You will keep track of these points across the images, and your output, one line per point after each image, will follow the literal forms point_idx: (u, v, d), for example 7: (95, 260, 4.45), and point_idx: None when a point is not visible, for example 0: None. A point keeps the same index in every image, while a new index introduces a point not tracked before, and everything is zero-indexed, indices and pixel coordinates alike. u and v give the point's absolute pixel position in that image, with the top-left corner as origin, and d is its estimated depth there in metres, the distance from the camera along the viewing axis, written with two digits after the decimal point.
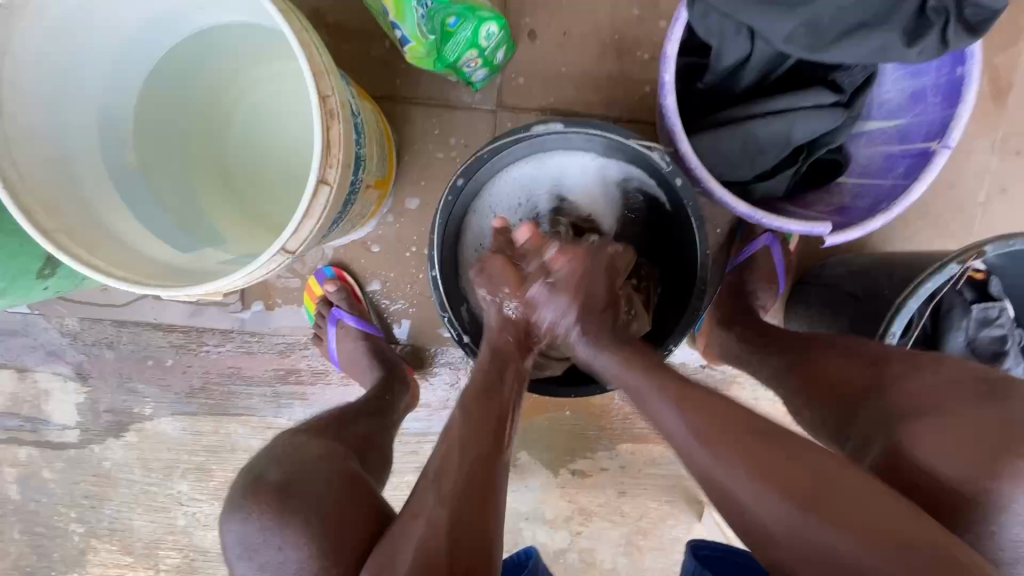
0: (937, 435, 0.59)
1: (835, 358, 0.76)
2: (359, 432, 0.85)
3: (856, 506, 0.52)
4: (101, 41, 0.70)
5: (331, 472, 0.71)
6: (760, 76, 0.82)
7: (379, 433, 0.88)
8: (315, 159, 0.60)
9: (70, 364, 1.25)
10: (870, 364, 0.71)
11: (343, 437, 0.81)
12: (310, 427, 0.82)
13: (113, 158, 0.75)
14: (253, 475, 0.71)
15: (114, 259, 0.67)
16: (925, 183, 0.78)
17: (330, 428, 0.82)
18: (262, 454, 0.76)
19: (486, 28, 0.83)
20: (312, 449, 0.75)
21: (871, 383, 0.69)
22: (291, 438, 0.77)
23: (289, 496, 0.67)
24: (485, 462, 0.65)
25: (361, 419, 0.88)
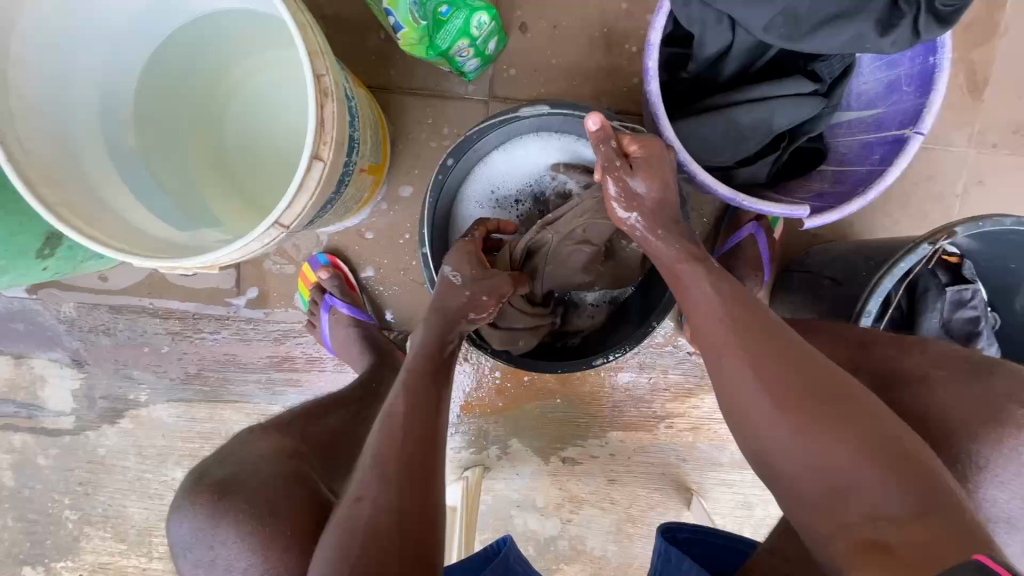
0: (927, 405, 0.66)
1: (823, 340, 0.79)
2: (326, 427, 0.86)
3: (883, 438, 0.56)
4: (102, 23, 0.73)
5: (276, 468, 0.73)
6: (742, 66, 0.85)
7: (352, 427, 0.89)
8: (309, 134, 0.63)
9: (66, 351, 1.27)
10: (856, 346, 0.75)
11: (305, 434, 0.83)
12: (272, 424, 0.84)
13: (112, 138, 0.77)
14: (198, 473, 0.75)
15: (112, 232, 0.68)
16: (900, 168, 0.81)
17: (293, 423, 0.84)
18: (215, 454, 0.78)
19: (478, 18, 0.86)
20: (260, 446, 0.78)
21: (860, 363, 0.74)
22: (244, 436, 0.81)
23: (227, 491, 0.70)
24: (422, 440, 0.65)
25: (334, 412, 0.90)
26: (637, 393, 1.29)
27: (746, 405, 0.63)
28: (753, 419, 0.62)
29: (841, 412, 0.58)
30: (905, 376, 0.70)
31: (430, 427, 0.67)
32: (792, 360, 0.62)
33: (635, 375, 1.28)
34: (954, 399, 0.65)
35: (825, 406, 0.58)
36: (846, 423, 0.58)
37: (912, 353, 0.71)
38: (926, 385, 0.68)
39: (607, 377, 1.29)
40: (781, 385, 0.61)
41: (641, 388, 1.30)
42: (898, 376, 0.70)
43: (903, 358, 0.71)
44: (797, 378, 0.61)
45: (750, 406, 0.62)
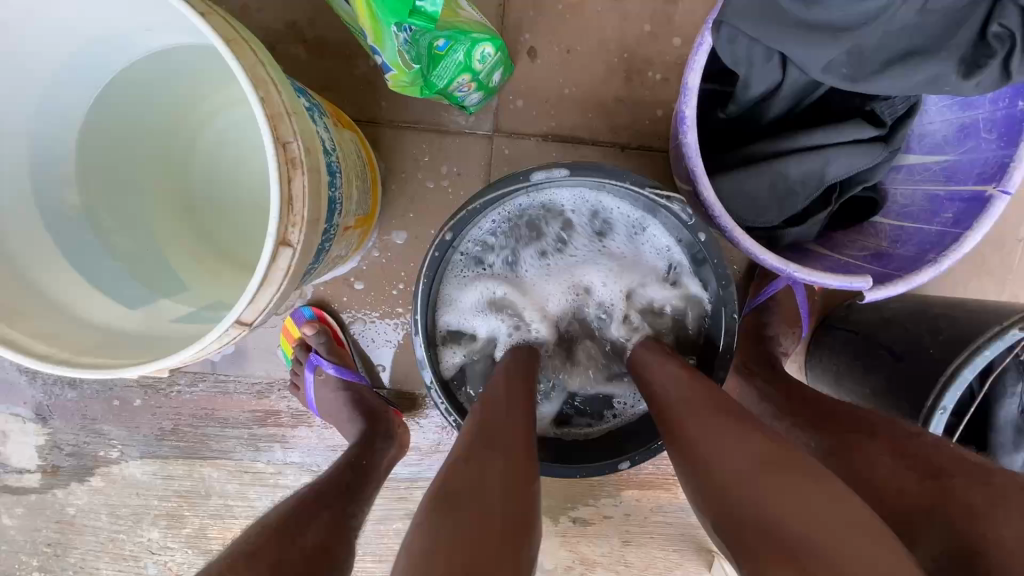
0: None
1: (883, 452, 0.66)
2: (313, 542, 0.65)
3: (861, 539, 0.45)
4: (27, 67, 0.60)
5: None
6: (790, 107, 0.73)
7: (336, 537, 0.69)
8: (273, 220, 0.50)
9: (29, 404, 1.16)
10: (927, 475, 0.61)
11: (277, 567, 0.59)
12: (233, 559, 0.59)
13: (49, 201, 0.65)
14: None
15: (41, 328, 0.57)
16: (982, 232, 0.68)
17: (266, 551, 0.61)
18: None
19: (481, 49, 0.74)
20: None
21: (938, 501, 0.58)
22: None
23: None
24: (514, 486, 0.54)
25: (315, 522, 0.69)
26: None
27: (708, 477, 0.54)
28: (720, 497, 0.52)
29: (812, 491, 0.49)
30: (996, 547, 0.51)
31: (511, 465, 0.56)
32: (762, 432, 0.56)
33: None
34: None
35: (790, 479, 0.50)
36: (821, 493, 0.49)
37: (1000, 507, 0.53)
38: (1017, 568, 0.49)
39: None
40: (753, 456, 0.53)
41: None
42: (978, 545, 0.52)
43: (989, 506, 0.54)
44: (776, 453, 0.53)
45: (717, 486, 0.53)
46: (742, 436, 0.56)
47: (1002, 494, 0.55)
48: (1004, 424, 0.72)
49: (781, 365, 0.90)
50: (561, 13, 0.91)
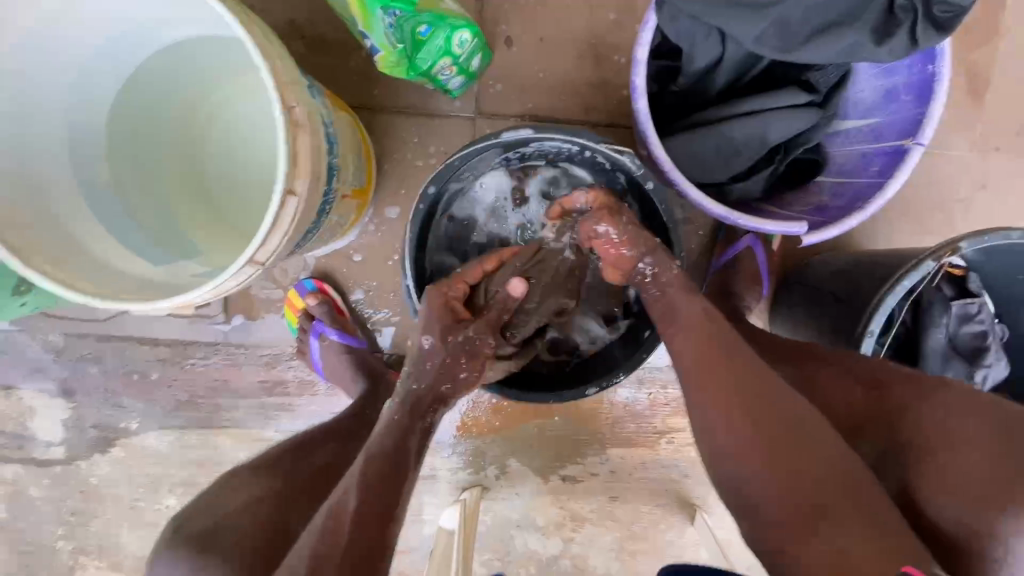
0: (940, 472, 0.61)
1: (833, 375, 0.76)
2: (317, 462, 0.84)
3: (826, 483, 0.60)
4: (67, 54, 0.70)
5: (248, 518, 0.72)
6: (734, 77, 0.82)
7: (342, 459, 0.86)
8: (281, 171, 0.60)
9: (55, 381, 1.25)
10: (870, 388, 0.72)
11: (291, 469, 0.81)
12: (260, 464, 0.81)
13: (84, 171, 0.75)
14: (174, 525, 0.72)
15: (81, 274, 0.66)
16: (899, 181, 0.78)
17: (280, 465, 0.81)
18: (194, 503, 0.76)
19: (459, 35, 0.83)
20: (239, 495, 0.76)
21: (880, 412, 0.70)
22: (225, 480, 0.79)
23: (207, 544, 0.68)
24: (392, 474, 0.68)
25: (322, 449, 0.86)
26: (635, 408, 1.27)
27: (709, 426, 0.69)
28: (717, 446, 0.68)
29: (798, 459, 0.62)
30: (922, 435, 0.65)
31: (407, 463, 0.70)
32: (758, 387, 0.69)
33: (634, 391, 1.26)
34: (973, 462, 0.60)
35: (786, 445, 0.63)
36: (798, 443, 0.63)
37: (926, 402, 0.66)
38: (937, 447, 0.63)
39: (606, 393, 1.26)
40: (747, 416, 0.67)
41: (641, 403, 1.27)
42: (912, 437, 0.65)
43: (918, 405, 0.67)
44: (771, 418, 0.66)
45: (717, 439, 0.68)
46: (743, 395, 0.68)
47: (932, 391, 0.67)
48: (931, 352, 0.82)
49: (742, 316, 0.98)
50: (534, 5, 1.01)
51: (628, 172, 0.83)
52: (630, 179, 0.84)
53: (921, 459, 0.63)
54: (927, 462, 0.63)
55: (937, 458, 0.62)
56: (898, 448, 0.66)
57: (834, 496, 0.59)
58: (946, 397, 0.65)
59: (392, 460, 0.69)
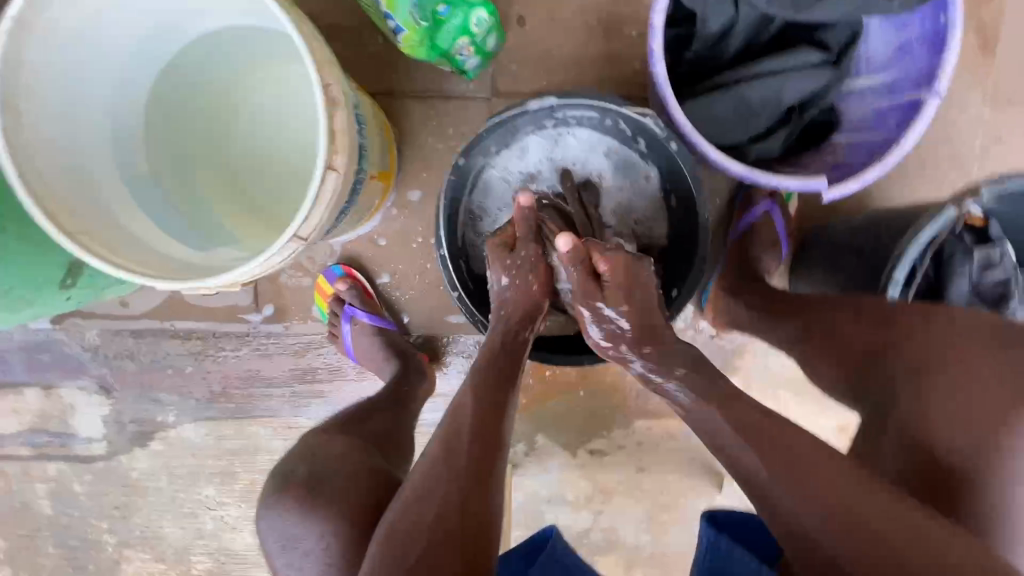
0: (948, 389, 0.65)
1: (845, 316, 0.79)
2: (376, 426, 0.88)
3: (910, 535, 0.53)
4: (107, 49, 0.73)
5: (351, 468, 0.76)
6: (747, 41, 0.85)
7: (400, 425, 0.92)
8: (322, 147, 0.63)
9: (93, 378, 1.29)
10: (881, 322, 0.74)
11: (364, 431, 0.86)
12: (332, 424, 0.87)
13: (126, 162, 0.78)
14: (281, 477, 0.77)
15: (134, 257, 0.70)
16: (918, 133, 0.79)
17: (346, 425, 0.87)
18: (289, 457, 0.81)
19: (476, 14, 0.85)
20: (334, 446, 0.80)
21: (884, 339, 0.73)
22: (314, 437, 0.83)
23: (317, 494, 0.73)
24: (488, 432, 0.63)
25: (384, 412, 0.93)
26: None
27: (749, 472, 0.60)
28: (766, 494, 0.59)
29: (825, 493, 0.56)
30: (929, 356, 0.68)
31: (507, 407, 0.67)
32: (783, 436, 0.62)
33: None
34: (982, 374, 0.64)
35: (809, 480, 0.57)
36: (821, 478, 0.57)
37: (927, 326, 0.70)
38: (943, 365, 0.67)
39: (629, 366, 1.28)
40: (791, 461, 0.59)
41: None
42: (917, 358, 0.69)
43: (922, 331, 0.70)
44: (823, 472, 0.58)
45: (761, 484, 0.59)
46: (763, 439, 0.61)
47: (937, 318, 0.70)
48: (955, 299, 0.84)
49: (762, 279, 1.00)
50: None
51: (650, 137, 0.85)
52: (651, 144, 0.86)
53: (925, 378, 0.67)
54: (939, 380, 0.66)
55: (942, 375, 0.66)
56: (908, 371, 0.69)
57: (912, 536, 0.53)
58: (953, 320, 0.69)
59: (494, 397, 0.67)
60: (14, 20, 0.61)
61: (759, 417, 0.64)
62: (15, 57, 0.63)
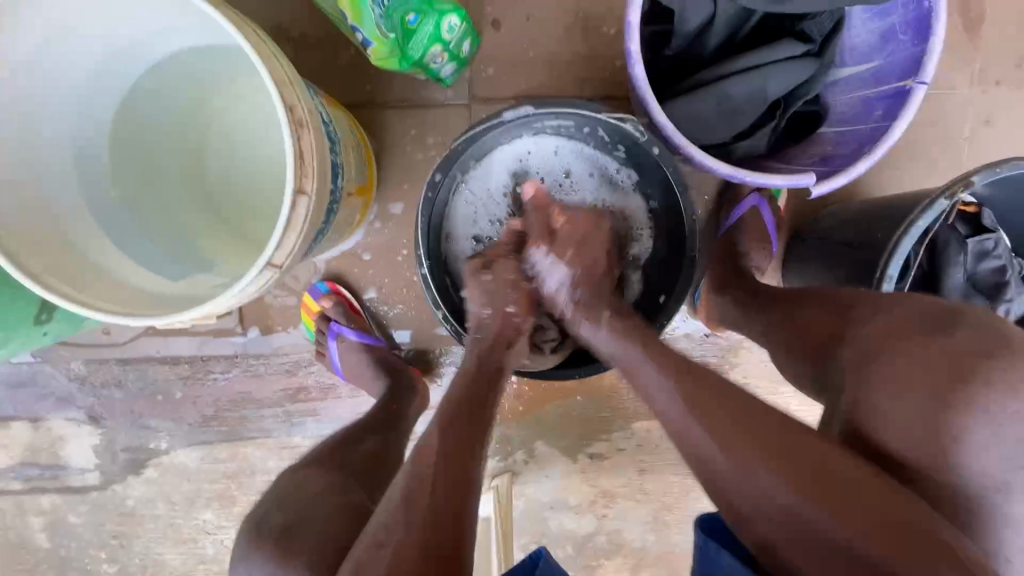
0: (890, 376, 0.61)
1: (809, 307, 0.77)
2: (364, 452, 0.86)
3: (870, 502, 0.54)
4: (64, 78, 0.70)
5: (328, 508, 0.72)
6: (729, 34, 0.82)
7: (386, 448, 0.89)
8: (290, 172, 0.61)
9: (82, 408, 1.26)
10: (841, 312, 0.71)
11: (345, 463, 0.83)
12: (315, 458, 0.84)
13: (93, 194, 0.76)
14: (256, 523, 0.73)
15: (104, 293, 0.67)
16: (904, 123, 0.77)
17: (330, 457, 0.84)
18: (264, 501, 0.78)
19: (448, 21, 0.83)
20: (312, 487, 0.77)
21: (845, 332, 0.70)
22: (291, 477, 0.80)
23: (292, 538, 0.69)
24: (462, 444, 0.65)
25: (366, 438, 0.90)
26: None
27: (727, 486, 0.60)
28: (744, 502, 0.58)
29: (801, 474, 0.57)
30: (869, 343, 0.65)
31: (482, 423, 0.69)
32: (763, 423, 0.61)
33: None
34: (919, 360, 0.60)
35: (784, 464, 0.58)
36: (788, 455, 0.58)
37: (876, 312, 0.67)
38: (880, 353, 0.63)
39: None
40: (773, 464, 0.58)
41: None
42: (860, 346, 0.66)
43: (867, 320, 0.67)
44: (800, 463, 0.57)
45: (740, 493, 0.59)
46: (734, 418, 0.62)
47: (888, 303, 0.67)
48: (951, 290, 0.82)
49: (747, 273, 0.98)
50: None
51: (630, 139, 0.83)
52: (632, 146, 0.84)
53: (863, 370, 0.64)
54: (878, 369, 0.62)
55: (883, 361, 0.63)
56: (852, 361, 0.66)
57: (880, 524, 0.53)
58: (898, 305, 0.66)
59: (461, 435, 0.66)
60: None
61: (732, 407, 0.63)
62: None
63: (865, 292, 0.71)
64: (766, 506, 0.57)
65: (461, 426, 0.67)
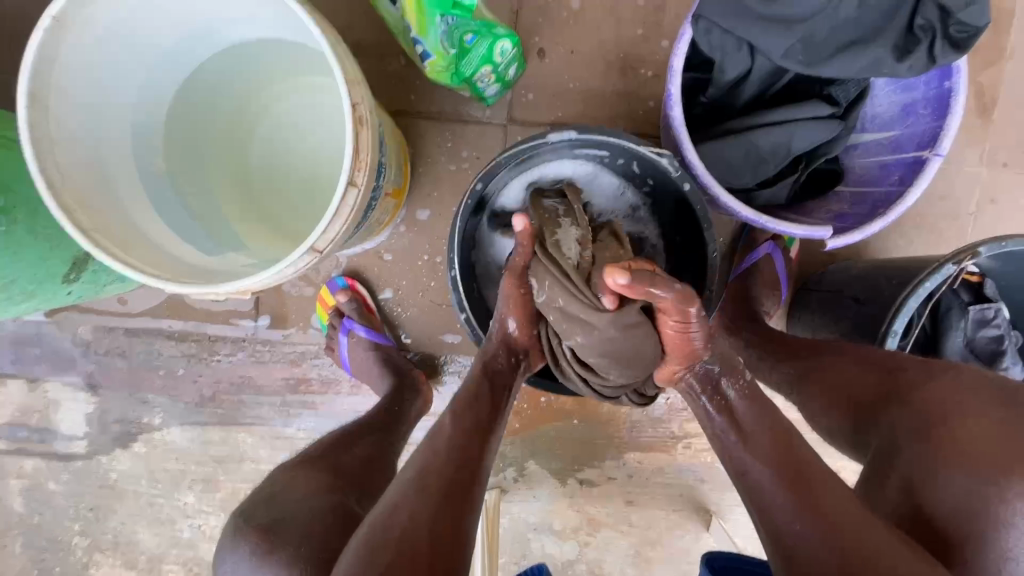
0: (954, 444, 0.62)
1: (845, 362, 0.79)
2: (360, 453, 0.85)
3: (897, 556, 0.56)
4: (139, 52, 0.74)
5: (314, 512, 0.71)
6: (761, 89, 0.87)
7: (378, 453, 0.86)
8: (347, 162, 0.64)
9: (81, 374, 1.26)
10: (884, 371, 0.73)
11: (337, 467, 0.80)
12: (305, 459, 0.82)
13: (144, 163, 0.79)
14: (244, 514, 0.72)
15: (145, 258, 0.69)
16: (919, 190, 0.82)
17: (323, 457, 0.82)
18: (253, 496, 0.76)
19: (501, 45, 0.87)
20: (299, 486, 0.75)
21: (884, 390, 0.71)
22: (280, 478, 0.78)
23: (277, 534, 0.69)
24: (469, 446, 0.67)
25: (362, 441, 0.87)
26: (654, 414, 1.29)
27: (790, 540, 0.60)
28: (798, 553, 0.59)
29: (824, 498, 0.62)
30: (934, 408, 0.65)
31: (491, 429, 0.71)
32: (818, 479, 0.64)
33: None
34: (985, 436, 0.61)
35: (813, 489, 0.63)
36: (817, 483, 0.63)
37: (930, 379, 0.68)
38: (950, 418, 0.63)
39: None
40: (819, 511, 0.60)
41: (658, 408, 1.28)
42: (922, 415, 0.66)
43: (928, 385, 0.68)
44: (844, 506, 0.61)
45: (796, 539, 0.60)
46: (780, 455, 0.67)
47: (940, 372, 0.68)
48: (950, 352, 0.85)
49: (761, 318, 1.00)
50: (565, 19, 1.06)
51: (662, 174, 0.87)
52: (663, 181, 0.88)
53: (932, 438, 0.64)
54: (946, 445, 0.63)
55: (943, 433, 0.63)
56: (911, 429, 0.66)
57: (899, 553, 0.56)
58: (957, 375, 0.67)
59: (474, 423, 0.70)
60: (52, 18, 0.62)
61: (786, 443, 0.69)
62: (50, 55, 0.64)
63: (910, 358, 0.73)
64: (783, 517, 0.62)
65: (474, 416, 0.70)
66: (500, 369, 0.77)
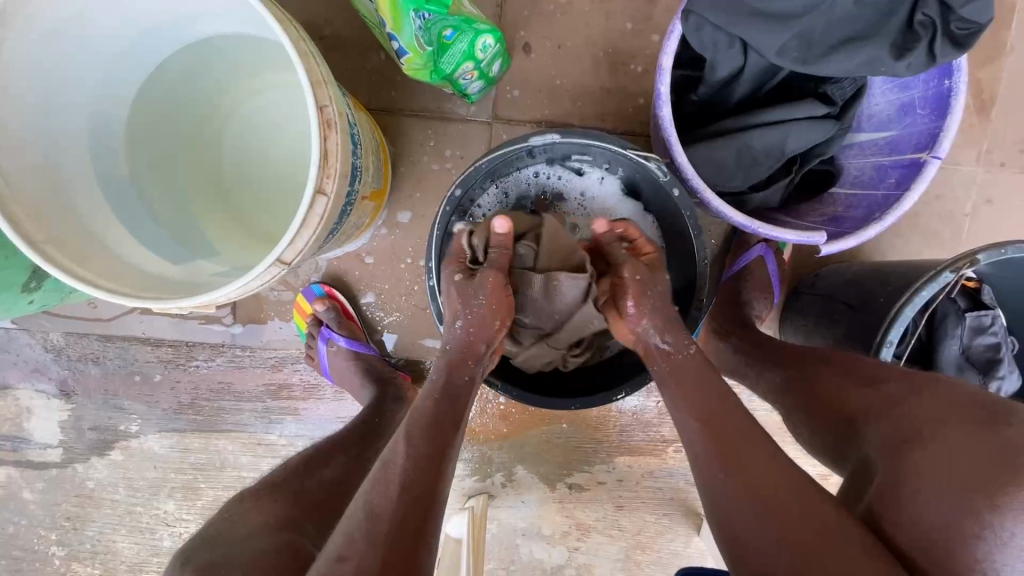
0: (933, 462, 0.57)
1: (832, 375, 0.75)
2: (324, 478, 0.81)
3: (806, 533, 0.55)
4: (96, 50, 0.70)
5: (267, 542, 0.67)
6: (753, 88, 0.83)
7: (348, 477, 0.83)
8: (312, 170, 0.61)
9: (54, 381, 1.22)
10: (867, 384, 0.70)
11: (298, 494, 0.77)
12: (261, 488, 0.78)
13: (104, 167, 0.74)
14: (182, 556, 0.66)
15: (102, 271, 0.66)
16: (916, 193, 0.79)
17: (283, 486, 0.78)
18: (197, 535, 0.71)
19: (483, 40, 0.85)
20: (248, 523, 0.71)
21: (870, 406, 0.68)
22: (234, 507, 0.74)
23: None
24: (427, 463, 0.63)
25: (331, 462, 0.85)
26: (644, 417, 1.26)
27: (736, 535, 0.59)
28: (738, 538, 0.58)
29: (757, 482, 0.60)
30: (910, 426, 0.61)
31: (451, 438, 0.67)
32: (754, 463, 0.62)
33: (643, 397, 1.25)
34: (960, 453, 0.56)
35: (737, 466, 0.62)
36: (750, 470, 0.61)
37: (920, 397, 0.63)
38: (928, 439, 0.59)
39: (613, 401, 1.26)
40: (752, 488, 0.60)
41: (649, 411, 1.27)
42: (900, 430, 0.62)
43: (912, 401, 0.64)
44: (771, 491, 0.59)
45: (735, 528, 0.59)
46: (729, 447, 0.64)
47: (926, 386, 0.64)
48: (945, 361, 0.83)
49: (751, 324, 0.98)
50: (552, 13, 1.02)
51: (653, 178, 0.84)
52: (652, 185, 0.85)
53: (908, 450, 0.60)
54: (918, 455, 0.59)
55: (921, 449, 0.59)
56: (887, 445, 0.62)
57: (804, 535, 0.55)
58: (937, 392, 0.63)
59: (427, 441, 0.65)
60: None
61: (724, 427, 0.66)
62: None
63: (895, 368, 0.70)
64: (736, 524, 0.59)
65: (423, 444, 0.64)
66: (460, 384, 0.73)
